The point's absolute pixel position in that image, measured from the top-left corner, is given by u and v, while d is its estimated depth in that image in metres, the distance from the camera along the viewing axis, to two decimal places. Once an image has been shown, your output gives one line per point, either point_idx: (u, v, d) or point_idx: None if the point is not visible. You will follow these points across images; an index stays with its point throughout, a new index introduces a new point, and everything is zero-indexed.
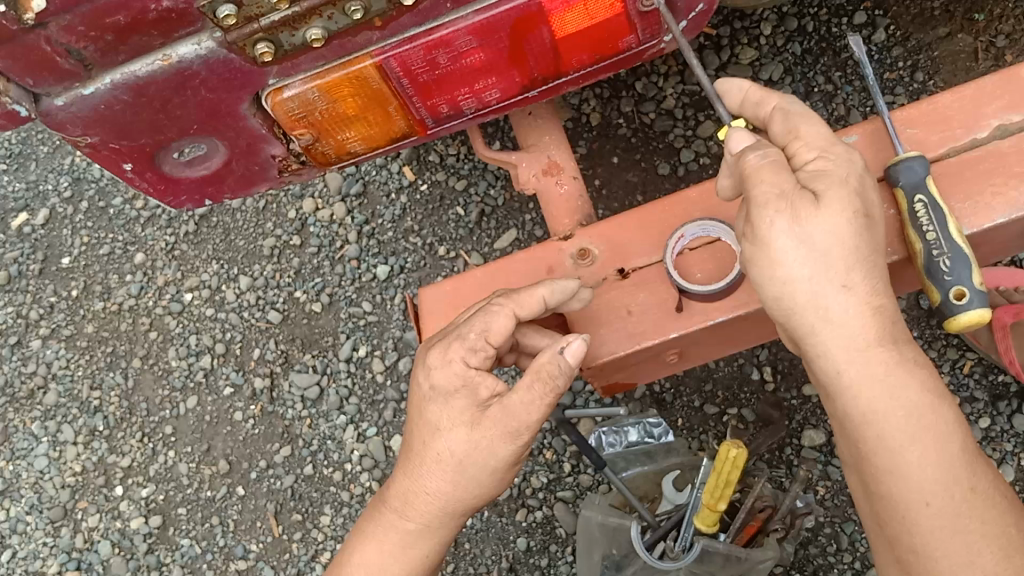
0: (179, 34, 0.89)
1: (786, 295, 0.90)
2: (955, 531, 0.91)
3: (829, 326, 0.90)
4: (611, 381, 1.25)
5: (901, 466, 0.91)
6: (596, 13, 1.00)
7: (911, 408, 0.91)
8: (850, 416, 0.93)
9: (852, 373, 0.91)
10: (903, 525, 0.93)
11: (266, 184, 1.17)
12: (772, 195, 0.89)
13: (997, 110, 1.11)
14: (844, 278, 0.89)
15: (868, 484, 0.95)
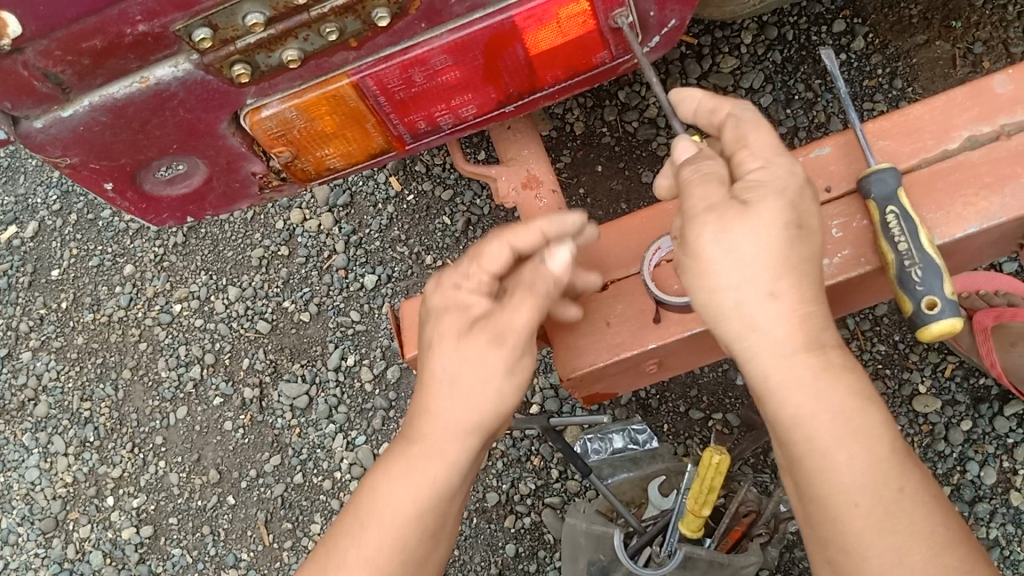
0: (156, 57, 0.90)
1: (714, 303, 0.88)
2: (888, 533, 0.85)
3: (758, 332, 0.87)
4: (592, 391, 1.26)
5: (835, 469, 0.85)
6: (568, 31, 1.02)
7: (839, 410, 0.86)
8: (780, 420, 0.88)
9: (772, 390, 0.87)
10: (832, 528, 0.86)
11: (248, 201, 1.18)
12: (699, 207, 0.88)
13: (967, 122, 1.13)
14: (771, 286, 0.86)
15: (801, 488, 0.89)
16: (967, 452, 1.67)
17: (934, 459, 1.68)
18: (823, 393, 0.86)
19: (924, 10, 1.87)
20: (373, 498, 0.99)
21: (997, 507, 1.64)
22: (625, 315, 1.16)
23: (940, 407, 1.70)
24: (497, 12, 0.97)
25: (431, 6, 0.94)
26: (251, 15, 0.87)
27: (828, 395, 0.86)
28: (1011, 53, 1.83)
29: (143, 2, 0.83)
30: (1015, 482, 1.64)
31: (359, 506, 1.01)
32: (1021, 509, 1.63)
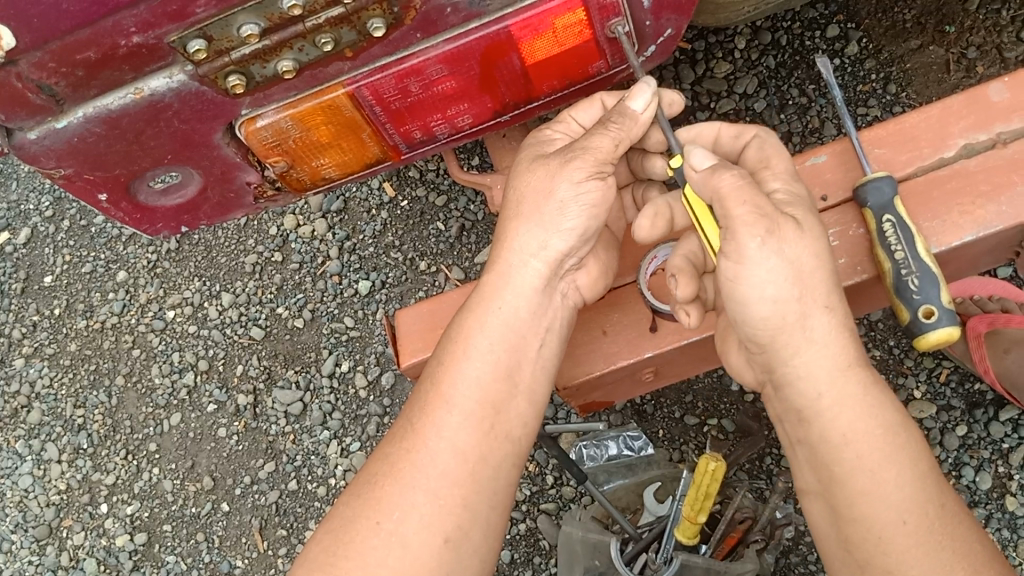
0: (150, 69, 0.89)
1: (777, 316, 0.91)
2: (934, 548, 0.87)
3: (812, 347, 0.92)
4: (589, 399, 1.26)
5: (878, 482, 0.88)
6: (565, 40, 1.02)
7: (887, 428, 0.90)
8: (826, 437, 0.91)
9: (815, 409, 0.92)
10: (868, 541, 0.89)
11: (242, 211, 1.18)
12: (749, 215, 0.90)
13: (963, 130, 1.13)
14: (826, 300, 0.92)
15: (837, 508, 0.91)
16: (963, 457, 1.67)
17: None
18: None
19: (919, 15, 1.87)
20: (445, 458, 0.94)
21: (992, 512, 1.64)
22: (621, 323, 1.16)
23: (935, 412, 1.70)
24: (494, 22, 0.97)
25: (427, 16, 0.94)
26: (246, 26, 0.87)
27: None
28: (1005, 57, 1.83)
29: (138, 13, 0.82)
30: (1010, 487, 1.64)
31: (411, 484, 0.92)
32: (1017, 514, 1.63)
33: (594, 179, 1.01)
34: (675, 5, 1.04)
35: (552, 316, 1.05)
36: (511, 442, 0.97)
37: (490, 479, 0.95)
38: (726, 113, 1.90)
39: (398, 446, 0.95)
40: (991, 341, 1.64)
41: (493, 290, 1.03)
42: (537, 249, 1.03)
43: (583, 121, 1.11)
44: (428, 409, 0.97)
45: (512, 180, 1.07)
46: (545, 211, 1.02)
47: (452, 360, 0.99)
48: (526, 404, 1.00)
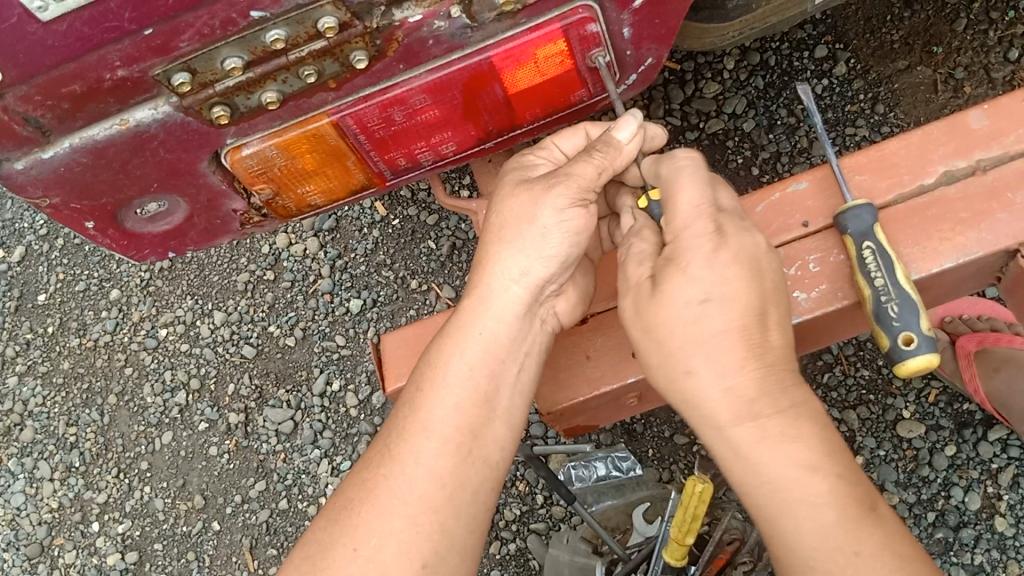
0: (135, 100, 0.91)
1: (664, 338, 0.92)
2: (860, 558, 0.81)
3: (705, 365, 0.89)
4: (573, 423, 1.27)
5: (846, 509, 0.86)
6: (546, 70, 1.03)
7: (805, 438, 0.86)
8: (738, 454, 0.88)
9: (726, 427, 0.89)
10: (792, 557, 0.84)
11: (228, 236, 1.19)
12: (662, 262, 0.96)
13: (943, 157, 1.14)
14: (726, 320, 0.90)
15: (762, 526, 0.87)
16: (952, 477, 1.68)
17: (918, 484, 1.68)
18: (793, 428, 0.86)
19: (906, 36, 1.89)
20: (422, 484, 0.94)
21: (981, 533, 1.64)
22: (605, 348, 1.18)
23: (924, 432, 1.70)
24: (475, 52, 0.98)
25: (409, 48, 0.95)
26: (229, 59, 0.88)
27: (795, 428, 0.86)
28: (992, 78, 1.84)
29: (123, 48, 0.84)
30: (999, 508, 1.65)
31: (386, 511, 0.93)
32: (1005, 534, 1.63)
33: (575, 207, 1.03)
34: (654, 35, 1.06)
35: (530, 342, 1.06)
36: (490, 467, 0.98)
37: (467, 505, 0.95)
38: (715, 133, 1.91)
39: (376, 473, 0.96)
40: (981, 362, 1.66)
41: (471, 314, 1.04)
42: (518, 274, 1.04)
43: (566, 150, 1.13)
44: (405, 435, 0.98)
45: (494, 204, 1.07)
46: (526, 237, 1.03)
47: (430, 387, 1.00)
48: (504, 428, 1.01)
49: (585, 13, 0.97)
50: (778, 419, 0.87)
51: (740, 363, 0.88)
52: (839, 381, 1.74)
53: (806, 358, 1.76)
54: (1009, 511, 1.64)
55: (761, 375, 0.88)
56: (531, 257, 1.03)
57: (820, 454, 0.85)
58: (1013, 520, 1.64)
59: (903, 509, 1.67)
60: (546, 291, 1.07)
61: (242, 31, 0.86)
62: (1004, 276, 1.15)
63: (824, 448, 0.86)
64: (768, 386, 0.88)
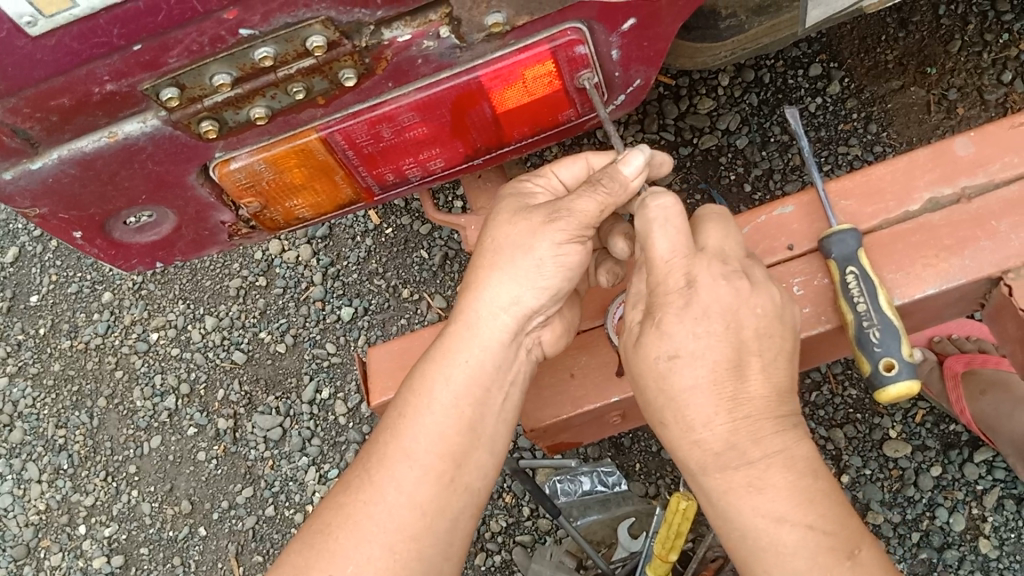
0: (124, 114, 0.91)
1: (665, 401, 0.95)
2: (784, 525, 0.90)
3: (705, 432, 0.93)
4: (557, 440, 1.28)
5: (761, 528, 0.88)
6: (535, 90, 1.04)
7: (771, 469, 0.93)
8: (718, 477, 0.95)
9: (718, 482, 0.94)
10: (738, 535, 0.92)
11: (217, 247, 1.19)
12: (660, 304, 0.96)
13: (929, 183, 1.15)
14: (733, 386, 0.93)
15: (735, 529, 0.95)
16: (937, 498, 1.68)
17: (903, 504, 1.68)
18: (762, 479, 0.90)
19: (901, 56, 1.89)
20: (402, 512, 0.96)
21: (965, 554, 1.64)
22: (589, 367, 1.19)
23: (910, 452, 1.70)
24: (464, 72, 0.99)
25: (398, 66, 0.96)
26: (218, 75, 0.89)
27: (770, 479, 0.90)
28: (985, 99, 1.85)
29: (112, 63, 0.84)
30: (983, 529, 1.65)
31: (365, 538, 0.94)
32: (989, 556, 1.63)
33: (573, 242, 1.03)
34: (644, 57, 1.06)
35: (515, 370, 1.06)
36: (472, 494, 1.00)
37: (446, 532, 0.97)
38: (709, 149, 1.92)
39: (355, 498, 0.97)
40: (969, 382, 1.66)
41: (457, 340, 1.04)
42: (508, 303, 1.03)
43: (564, 177, 1.14)
44: (387, 460, 0.98)
45: (488, 228, 1.07)
46: (520, 266, 1.03)
47: (413, 411, 1.00)
48: (487, 455, 1.02)
49: (573, 35, 0.98)
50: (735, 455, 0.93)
51: (710, 419, 0.92)
52: (826, 399, 1.74)
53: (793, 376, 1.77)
54: (994, 533, 1.64)
55: (731, 429, 0.91)
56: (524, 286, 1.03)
57: (797, 504, 0.88)
58: (997, 542, 1.64)
59: (887, 529, 1.67)
60: (532, 321, 1.07)
61: (232, 47, 0.87)
62: (988, 303, 1.15)
63: (806, 496, 0.89)
64: (738, 438, 0.91)
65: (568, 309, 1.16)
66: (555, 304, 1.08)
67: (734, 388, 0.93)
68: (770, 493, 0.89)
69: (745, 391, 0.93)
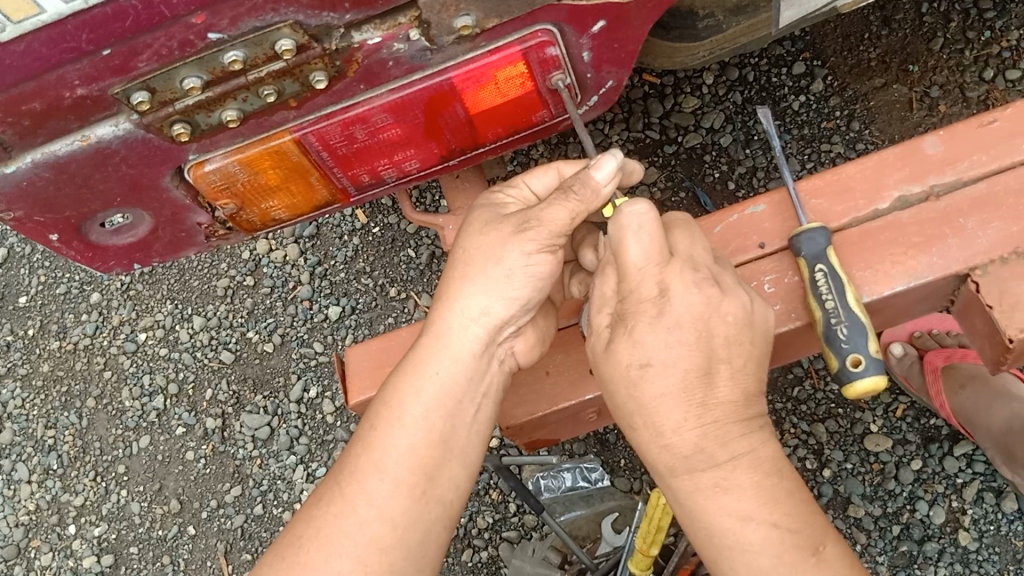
0: (95, 118, 0.92)
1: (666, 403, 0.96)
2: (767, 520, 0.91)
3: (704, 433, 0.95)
4: (533, 437, 1.30)
5: (727, 528, 0.90)
6: (507, 91, 1.05)
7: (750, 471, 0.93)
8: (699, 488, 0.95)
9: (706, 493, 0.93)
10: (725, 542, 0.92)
11: (194, 248, 1.20)
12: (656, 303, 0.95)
13: (898, 182, 1.18)
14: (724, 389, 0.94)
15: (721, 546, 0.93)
16: (917, 491, 1.69)
17: (884, 497, 1.69)
18: (728, 479, 0.91)
19: (883, 54, 1.90)
20: (373, 525, 0.95)
21: (946, 546, 1.65)
22: (563, 363, 1.21)
23: (891, 446, 1.71)
24: (436, 73, 1.00)
25: (369, 69, 0.97)
26: (188, 79, 0.90)
27: (735, 480, 0.91)
28: (967, 96, 1.85)
29: (82, 67, 0.85)
30: (963, 522, 1.66)
31: (336, 551, 0.94)
32: (969, 549, 1.65)
33: (544, 253, 1.04)
34: (615, 59, 1.07)
35: (489, 381, 1.07)
36: (442, 506, 0.99)
37: (418, 545, 0.97)
38: (693, 148, 1.92)
39: (327, 512, 0.97)
40: (948, 376, 1.67)
41: (429, 352, 1.05)
42: (479, 314, 1.04)
43: (536, 188, 1.15)
44: (359, 473, 0.98)
45: (461, 240, 1.08)
46: (489, 277, 1.03)
47: (384, 425, 1.01)
48: (459, 467, 1.02)
49: (544, 37, 0.99)
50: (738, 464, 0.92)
51: (679, 424, 0.92)
52: (808, 395, 1.75)
53: (776, 371, 1.77)
54: (974, 525, 1.66)
55: (699, 435, 0.92)
56: (495, 298, 1.04)
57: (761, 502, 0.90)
58: (976, 534, 1.65)
59: (868, 522, 1.68)
60: (503, 333, 1.07)
61: (201, 51, 0.88)
62: (957, 299, 1.17)
63: (772, 496, 0.91)
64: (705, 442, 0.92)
65: (542, 319, 1.16)
66: (525, 313, 1.08)
67: (703, 395, 0.92)
68: (736, 493, 0.91)
69: (712, 397, 0.93)
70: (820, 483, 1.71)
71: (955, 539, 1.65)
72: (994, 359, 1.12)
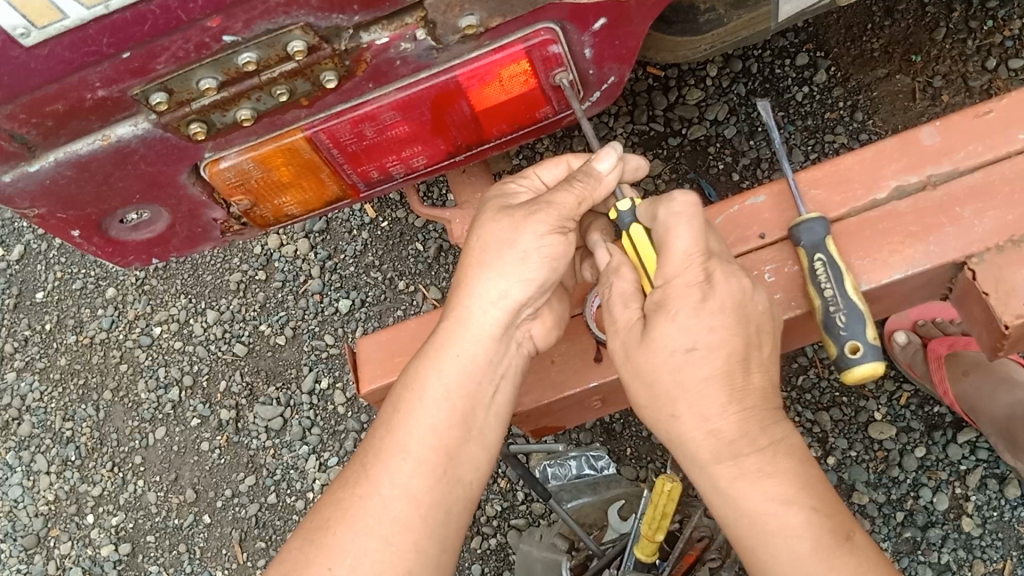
0: (116, 117, 0.96)
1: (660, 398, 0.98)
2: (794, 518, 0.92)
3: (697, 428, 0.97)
4: (540, 425, 1.34)
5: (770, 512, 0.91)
6: (511, 88, 1.08)
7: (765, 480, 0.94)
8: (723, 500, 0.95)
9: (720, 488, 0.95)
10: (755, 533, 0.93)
11: (210, 243, 1.24)
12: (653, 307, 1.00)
13: (895, 172, 1.21)
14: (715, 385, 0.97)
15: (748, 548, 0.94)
16: (921, 478, 1.72)
17: (887, 484, 1.73)
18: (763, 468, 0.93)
19: (886, 44, 1.93)
20: (399, 505, 0.98)
21: (949, 532, 1.68)
22: (567, 352, 1.25)
23: (895, 434, 1.75)
24: (442, 72, 1.03)
25: (377, 68, 1.00)
26: (204, 80, 0.93)
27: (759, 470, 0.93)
28: (969, 86, 1.88)
29: (103, 70, 0.89)
30: (967, 508, 1.69)
31: (363, 530, 0.97)
32: (972, 534, 1.68)
33: (555, 233, 1.07)
34: (616, 55, 1.11)
35: (506, 364, 1.11)
36: (463, 487, 1.03)
37: (441, 524, 1.00)
38: (697, 140, 1.95)
39: (353, 493, 1.00)
40: (951, 364, 1.69)
41: (449, 337, 1.07)
42: (497, 298, 1.07)
43: (546, 179, 1.19)
44: (382, 456, 1.01)
45: (476, 224, 1.11)
46: (506, 261, 1.06)
47: (406, 407, 1.04)
48: (477, 448, 1.05)
49: (546, 35, 1.02)
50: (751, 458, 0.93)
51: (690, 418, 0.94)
52: (813, 383, 1.78)
53: (782, 361, 1.81)
54: (977, 511, 1.69)
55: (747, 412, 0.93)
56: (511, 282, 1.07)
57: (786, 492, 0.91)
58: (980, 520, 1.68)
59: (872, 509, 1.71)
60: (521, 315, 1.11)
61: (216, 53, 0.91)
62: (955, 287, 1.21)
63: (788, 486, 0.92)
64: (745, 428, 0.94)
65: (557, 303, 1.20)
66: (542, 296, 1.12)
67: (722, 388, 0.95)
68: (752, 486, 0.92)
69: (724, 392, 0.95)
70: (825, 470, 1.74)
71: (960, 525, 1.68)
72: (992, 346, 1.16)
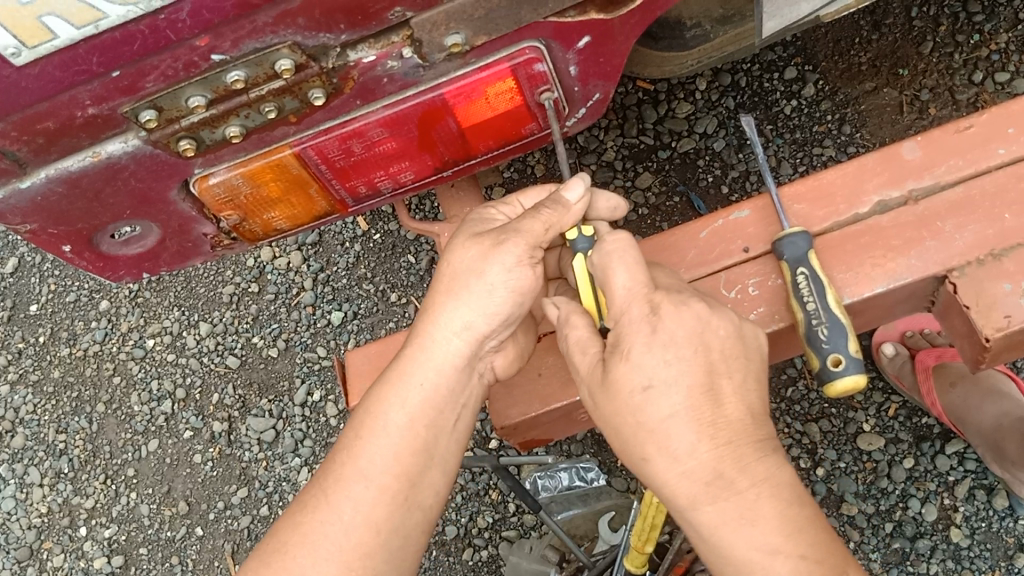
0: (106, 135, 0.97)
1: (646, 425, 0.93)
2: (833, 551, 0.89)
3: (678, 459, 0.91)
4: (527, 437, 1.35)
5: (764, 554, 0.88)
6: (498, 105, 1.10)
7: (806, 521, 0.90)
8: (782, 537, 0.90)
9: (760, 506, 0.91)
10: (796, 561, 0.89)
11: (200, 258, 1.25)
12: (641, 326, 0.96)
13: (877, 187, 1.23)
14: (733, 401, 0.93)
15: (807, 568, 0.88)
16: (909, 489, 1.73)
17: (877, 495, 1.74)
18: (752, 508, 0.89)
19: (874, 58, 1.95)
20: (353, 532, 1.00)
21: (937, 543, 1.70)
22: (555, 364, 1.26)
23: (884, 445, 1.76)
24: (428, 89, 1.04)
25: (364, 85, 1.01)
26: (193, 98, 0.94)
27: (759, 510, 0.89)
28: (956, 99, 1.90)
29: (93, 88, 0.90)
30: (955, 519, 1.70)
31: (321, 556, 0.98)
32: (961, 545, 1.69)
33: (525, 265, 1.08)
34: (600, 72, 1.12)
35: (467, 393, 1.11)
36: (422, 511, 1.04)
37: (397, 549, 1.02)
38: (687, 152, 1.97)
39: (311, 517, 1.01)
40: (939, 374, 1.72)
41: (413, 363, 1.08)
42: (461, 328, 1.08)
43: (527, 206, 1.21)
44: (342, 480, 1.02)
45: (445, 250, 1.12)
46: (473, 292, 1.07)
47: (367, 434, 1.04)
48: (437, 474, 1.06)
49: (531, 54, 1.03)
50: (755, 489, 0.90)
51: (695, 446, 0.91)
52: (802, 395, 1.79)
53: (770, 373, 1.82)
54: (965, 522, 1.70)
55: (737, 444, 0.92)
56: (475, 313, 1.08)
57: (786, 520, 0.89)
58: (968, 531, 1.70)
59: (861, 520, 1.72)
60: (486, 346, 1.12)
61: (205, 72, 0.92)
62: (936, 300, 1.22)
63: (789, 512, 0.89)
64: (747, 449, 0.91)
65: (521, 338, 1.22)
66: (507, 328, 1.13)
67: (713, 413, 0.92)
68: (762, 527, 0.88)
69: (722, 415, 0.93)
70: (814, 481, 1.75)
71: (950, 536, 1.69)
72: (973, 358, 1.17)
